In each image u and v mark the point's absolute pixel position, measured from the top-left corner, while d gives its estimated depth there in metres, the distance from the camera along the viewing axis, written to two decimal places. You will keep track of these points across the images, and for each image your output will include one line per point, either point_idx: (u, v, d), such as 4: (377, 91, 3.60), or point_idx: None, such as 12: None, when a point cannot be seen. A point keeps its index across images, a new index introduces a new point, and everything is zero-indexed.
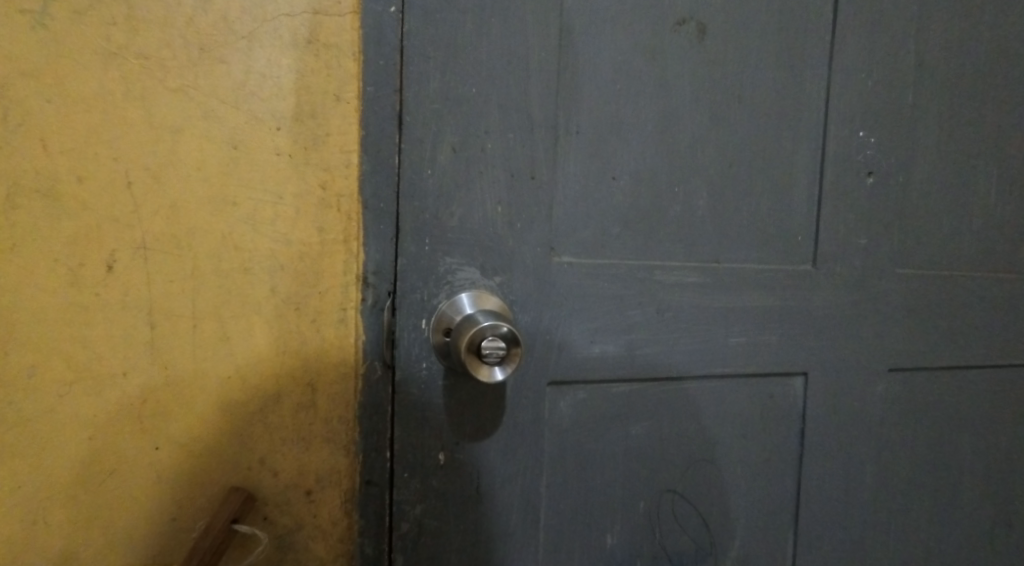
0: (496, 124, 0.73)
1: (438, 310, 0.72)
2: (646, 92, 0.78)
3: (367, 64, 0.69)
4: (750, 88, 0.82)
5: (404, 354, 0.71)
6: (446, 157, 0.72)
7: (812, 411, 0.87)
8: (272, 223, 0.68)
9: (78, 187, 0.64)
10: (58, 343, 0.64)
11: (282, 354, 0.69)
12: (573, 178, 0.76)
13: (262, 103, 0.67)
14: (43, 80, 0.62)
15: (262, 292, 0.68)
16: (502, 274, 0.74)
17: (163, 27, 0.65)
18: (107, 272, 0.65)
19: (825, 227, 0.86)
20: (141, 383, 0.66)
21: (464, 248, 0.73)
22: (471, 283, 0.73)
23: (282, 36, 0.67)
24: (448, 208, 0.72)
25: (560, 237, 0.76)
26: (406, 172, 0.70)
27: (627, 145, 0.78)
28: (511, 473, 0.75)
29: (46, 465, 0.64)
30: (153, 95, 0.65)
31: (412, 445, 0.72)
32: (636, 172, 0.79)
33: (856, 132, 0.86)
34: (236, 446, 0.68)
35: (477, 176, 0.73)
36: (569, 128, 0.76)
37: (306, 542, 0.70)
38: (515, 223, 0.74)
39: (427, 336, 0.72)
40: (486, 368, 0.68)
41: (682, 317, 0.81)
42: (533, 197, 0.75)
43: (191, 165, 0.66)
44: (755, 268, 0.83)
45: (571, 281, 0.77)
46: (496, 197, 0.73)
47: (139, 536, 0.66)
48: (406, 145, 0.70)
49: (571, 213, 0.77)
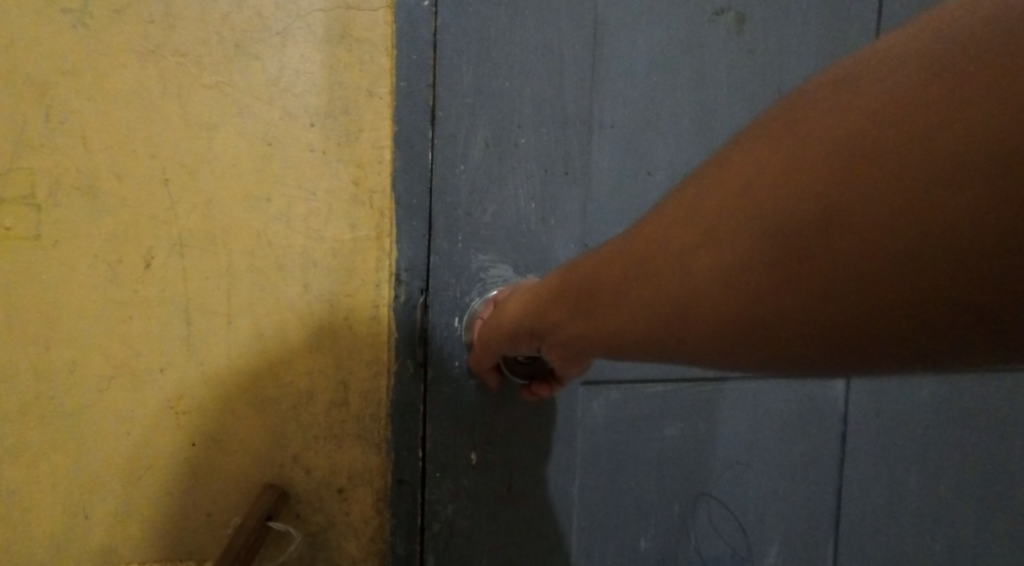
0: (529, 118, 0.71)
1: (471, 308, 0.71)
2: (680, 85, 0.76)
3: (399, 59, 0.69)
4: (791, 78, 0.81)
5: (436, 352, 0.71)
6: (479, 152, 0.71)
7: (853, 417, 0.86)
8: (305, 220, 0.68)
9: (118, 184, 0.64)
10: (97, 339, 0.65)
11: (316, 351, 0.69)
12: (605, 173, 0.75)
13: (296, 99, 0.67)
14: (84, 78, 0.63)
15: (296, 289, 0.68)
16: (535, 272, 0.73)
17: (198, 23, 0.65)
18: (145, 269, 0.65)
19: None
20: (177, 379, 0.66)
21: (497, 245, 0.72)
22: (504, 280, 0.72)
23: (315, 32, 0.67)
24: (480, 204, 0.71)
25: (593, 233, 0.75)
26: (440, 168, 0.70)
27: (663, 138, 0.76)
28: (544, 474, 0.74)
29: (86, 459, 0.65)
30: (189, 92, 0.65)
31: (444, 444, 0.71)
32: (671, 167, 0.77)
33: None
34: (270, 443, 0.69)
35: (509, 172, 0.71)
36: (603, 122, 0.74)
37: (338, 541, 0.70)
38: (547, 219, 0.73)
39: (459, 334, 0.71)
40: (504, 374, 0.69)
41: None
42: (567, 192, 0.73)
43: (225, 161, 0.66)
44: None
45: None
46: (529, 192, 0.72)
47: (173, 532, 0.67)
48: (439, 140, 0.70)
49: (604, 209, 0.75)
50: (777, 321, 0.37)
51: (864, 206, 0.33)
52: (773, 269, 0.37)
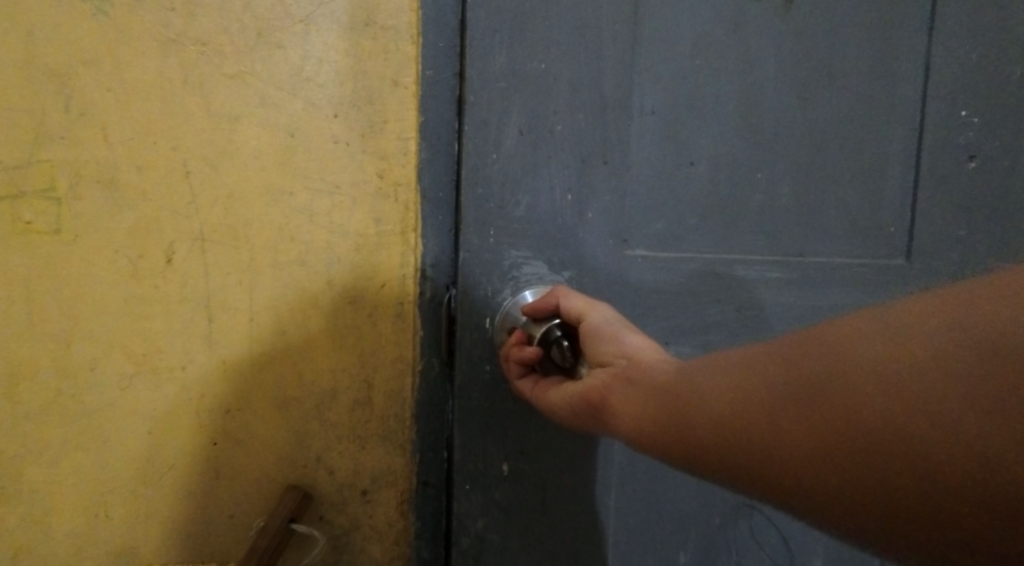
0: (565, 105, 0.67)
1: (504, 307, 0.67)
2: (724, 68, 0.70)
3: (426, 47, 0.67)
4: (841, 59, 0.72)
5: (465, 355, 0.67)
6: (512, 140, 0.67)
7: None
8: (329, 213, 0.66)
9: (138, 177, 0.63)
10: (117, 335, 0.63)
11: (339, 350, 0.67)
12: (645, 164, 0.70)
13: (319, 89, 0.65)
14: (104, 68, 0.61)
15: (319, 285, 0.66)
16: (570, 269, 0.69)
17: (219, 12, 0.63)
18: (165, 264, 0.64)
19: (920, 220, 0.75)
20: (198, 377, 0.65)
21: (531, 240, 0.68)
22: (538, 278, 0.68)
23: (339, 19, 0.65)
24: (513, 196, 0.67)
25: (632, 227, 0.70)
26: (470, 159, 0.66)
27: (706, 127, 0.71)
28: (578, 484, 0.71)
29: (107, 457, 0.64)
30: (210, 82, 0.63)
31: (474, 453, 0.68)
32: (715, 157, 0.71)
33: (957, 110, 0.74)
34: (293, 444, 0.67)
35: (544, 162, 0.67)
36: (642, 108, 0.69)
37: (362, 543, 0.69)
38: (584, 213, 0.68)
39: (490, 336, 0.68)
40: (541, 331, 0.62)
41: (768, 317, 0.74)
42: (604, 184, 0.69)
43: (247, 153, 0.64)
44: (843, 264, 0.74)
45: (643, 276, 0.71)
46: (564, 184, 0.68)
47: (195, 534, 0.66)
48: (470, 129, 0.66)
49: (643, 202, 0.70)
50: (883, 437, 0.39)
51: (986, 396, 0.36)
52: (907, 387, 0.38)
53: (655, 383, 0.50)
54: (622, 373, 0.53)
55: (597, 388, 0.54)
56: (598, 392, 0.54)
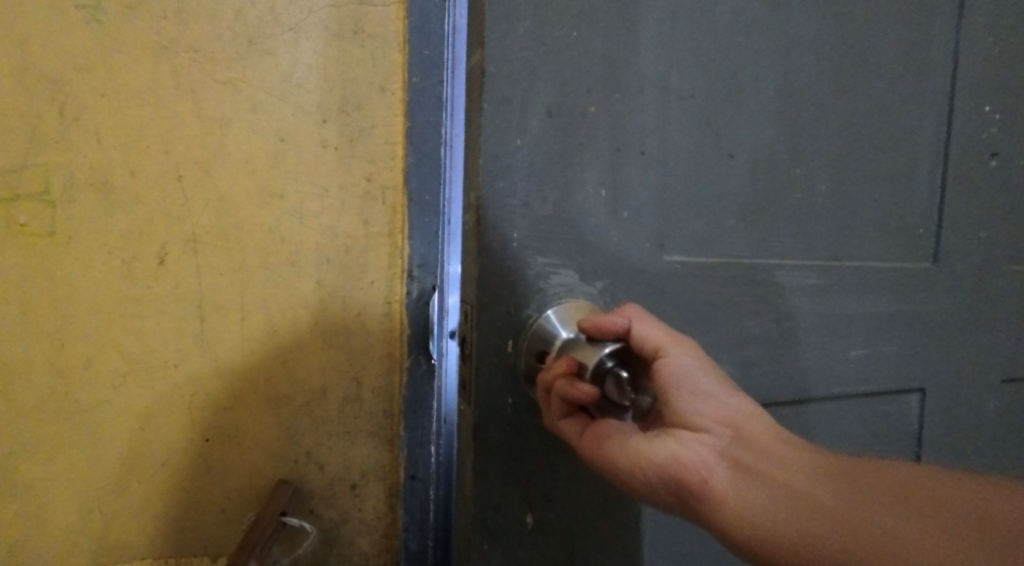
0: (600, 81, 0.52)
1: (531, 329, 0.51)
2: (766, 44, 0.57)
3: (412, 55, 0.69)
4: (879, 39, 0.62)
5: (482, 387, 0.51)
6: (540, 124, 0.50)
7: (928, 434, 0.71)
8: (319, 216, 0.68)
9: (131, 180, 0.64)
10: (111, 335, 0.65)
11: (329, 348, 0.69)
12: (683, 155, 0.55)
13: (309, 95, 0.67)
14: (98, 75, 0.63)
15: (308, 285, 0.68)
16: (605, 278, 0.54)
17: (211, 20, 0.65)
18: (159, 265, 0.65)
19: (948, 221, 0.68)
20: (191, 375, 0.67)
21: (560, 244, 0.52)
22: (568, 291, 0.52)
23: (328, 27, 0.67)
24: (541, 192, 0.51)
25: (669, 227, 0.56)
26: (479, 147, 0.49)
27: (746, 115, 0.57)
28: (607, 542, 0.56)
29: (101, 454, 0.65)
30: (203, 88, 0.65)
31: (494, 506, 0.52)
32: (755, 149, 0.58)
33: (981, 107, 0.68)
34: (284, 440, 0.69)
35: (575, 151, 0.52)
36: (683, 91, 0.54)
37: (351, 537, 0.71)
38: (620, 211, 0.54)
39: (512, 361, 0.51)
40: (593, 362, 0.47)
41: (805, 328, 0.62)
42: (641, 178, 0.54)
43: (239, 157, 0.66)
44: (878, 268, 0.65)
45: (682, 284, 0.56)
46: (597, 176, 0.52)
47: (188, 528, 0.68)
48: (489, 107, 0.49)
49: (680, 199, 0.56)
50: None
51: None
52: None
53: (768, 475, 0.45)
54: (731, 453, 0.46)
55: (700, 466, 0.45)
56: (703, 472, 0.45)
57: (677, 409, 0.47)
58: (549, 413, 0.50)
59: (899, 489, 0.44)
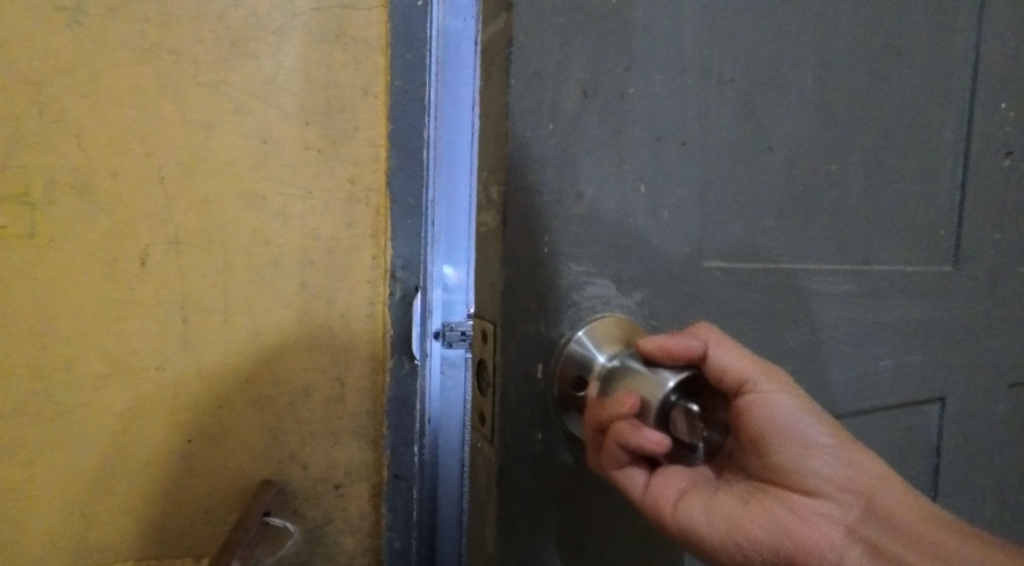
0: (639, 49, 0.39)
1: (564, 351, 0.38)
2: (805, 15, 0.45)
3: (395, 59, 0.70)
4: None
5: (509, 422, 0.38)
6: (573, 106, 0.37)
7: (947, 450, 0.57)
8: (302, 218, 0.69)
9: (113, 182, 0.64)
10: (92, 337, 0.65)
11: (312, 349, 0.70)
12: (725, 142, 0.42)
13: (291, 98, 0.68)
14: (78, 77, 0.63)
15: (291, 286, 0.69)
16: (643, 288, 0.41)
17: (193, 23, 0.65)
18: (140, 267, 0.65)
19: (970, 220, 0.55)
20: (175, 377, 0.67)
21: (594, 249, 0.39)
22: (604, 304, 0.39)
23: (311, 31, 0.68)
24: (573, 186, 0.38)
25: (708, 231, 0.43)
26: (483, 136, 0.38)
27: (787, 97, 0.45)
28: None
29: (82, 457, 0.65)
30: (185, 91, 0.65)
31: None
32: (795, 137, 0.45)
33: (999, 101, 0.55)
34: (267, 441, 0.69)
35: (611, 138, 0.39)
36: (725, 70, 0.42)
37: (335, 536, 0.72)
38: (660, 211, 0.41)
39: (542, 391, 0.38)
40: (662, 400, 0.35)
41: (835, 344, 0.49)
42: (682, 171, 0.41)
43: (222, 159, 0.66)
44: (908, 271, 0.52)
45: (721, 298, 0.44)
46: (638, 168, 0.40)
47: (172, 529, 0.68)
48: (516, 82, 0.36)
49: (722, 197, 0.43)
50: None
51: None
52: None
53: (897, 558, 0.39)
54: (860, 527, 0.39)
55: (827, 551, 0.39)
56: (829, 556, 0.39)
57: (793, 477, 0.39)
58: (598, 464, 0.37)
59: (1019, 549, 0.40)
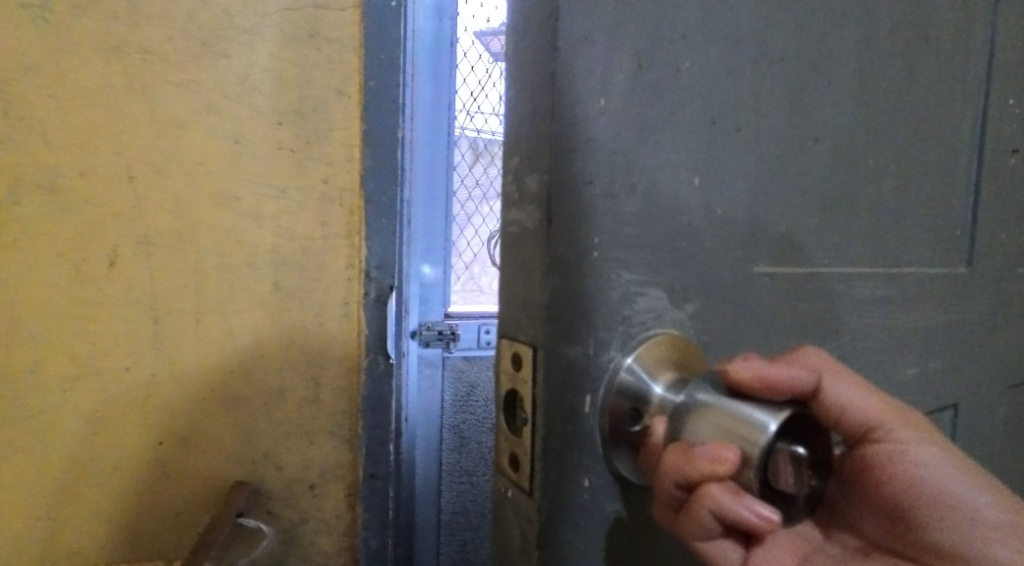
0: (695, 29, 0.35)
1: (613, 379, 0.35)
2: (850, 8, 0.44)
3: (369, 59, 0.70)
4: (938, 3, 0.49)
5: (555, 464, 0.34)
6: (626, 80, 0.34)
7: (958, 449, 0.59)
8: (276, 218, 0.68)
9: (81, 181, 0.63)
10: (59, 339, 0.64)
11: (286, 350, 0.69)
12: (774, 139, 0.40)
13: (264, 98, 0.67)
14: (45, 75, 0.62)
15: (265, 286, 0.68)
16: (694, 297, 0.38)
17: (163, 22, 0.64)
18: (109, 267, 0.64)
19: (982, 225, 0.56)
20: (145, 378, 0.66)
21: (647, 253, 0.36)
22: (656, 320, 0.36)
23: (284, 31, 0.67)
24: (628, 177, 0.34)
25: (759, 231, 0.41)
26: (515, 117, 0.34)
27: (831, 92, 0.43)
28: None
29: (48, 460, 0.64)
30: (156, 90, 0.65)
31: None
32: (838, 133, 0.44)
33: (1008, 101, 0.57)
34: (241, 442, 0.69)
35: (667, 124, 0.35)
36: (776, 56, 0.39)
37: (311, 537, 0.71)
38: (713, 208, 0.38)
39: (590, 427, 0.34)
40: (764, 448, 0.31)
41: (871, 348, 0.49)
42: (734, 168, 0.39)
43: (193, 159, 0.66)
44: (933, 276, 0.53)
45: (768, 302, 0.42)
46: (693, 160, 0.37)
47: (142, 532, 0.67)
48: (565, 46, 0.32)
49: (772, 196, 0.41)
50: None
51: None
52: None
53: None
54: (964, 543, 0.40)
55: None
56: None
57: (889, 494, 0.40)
58: (674, 518, 0.33)
59: None
